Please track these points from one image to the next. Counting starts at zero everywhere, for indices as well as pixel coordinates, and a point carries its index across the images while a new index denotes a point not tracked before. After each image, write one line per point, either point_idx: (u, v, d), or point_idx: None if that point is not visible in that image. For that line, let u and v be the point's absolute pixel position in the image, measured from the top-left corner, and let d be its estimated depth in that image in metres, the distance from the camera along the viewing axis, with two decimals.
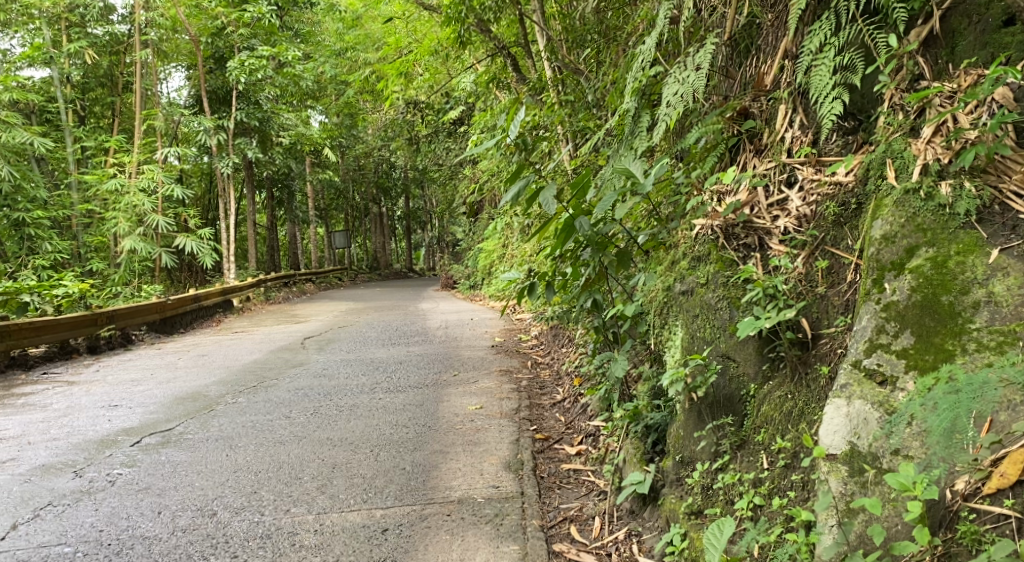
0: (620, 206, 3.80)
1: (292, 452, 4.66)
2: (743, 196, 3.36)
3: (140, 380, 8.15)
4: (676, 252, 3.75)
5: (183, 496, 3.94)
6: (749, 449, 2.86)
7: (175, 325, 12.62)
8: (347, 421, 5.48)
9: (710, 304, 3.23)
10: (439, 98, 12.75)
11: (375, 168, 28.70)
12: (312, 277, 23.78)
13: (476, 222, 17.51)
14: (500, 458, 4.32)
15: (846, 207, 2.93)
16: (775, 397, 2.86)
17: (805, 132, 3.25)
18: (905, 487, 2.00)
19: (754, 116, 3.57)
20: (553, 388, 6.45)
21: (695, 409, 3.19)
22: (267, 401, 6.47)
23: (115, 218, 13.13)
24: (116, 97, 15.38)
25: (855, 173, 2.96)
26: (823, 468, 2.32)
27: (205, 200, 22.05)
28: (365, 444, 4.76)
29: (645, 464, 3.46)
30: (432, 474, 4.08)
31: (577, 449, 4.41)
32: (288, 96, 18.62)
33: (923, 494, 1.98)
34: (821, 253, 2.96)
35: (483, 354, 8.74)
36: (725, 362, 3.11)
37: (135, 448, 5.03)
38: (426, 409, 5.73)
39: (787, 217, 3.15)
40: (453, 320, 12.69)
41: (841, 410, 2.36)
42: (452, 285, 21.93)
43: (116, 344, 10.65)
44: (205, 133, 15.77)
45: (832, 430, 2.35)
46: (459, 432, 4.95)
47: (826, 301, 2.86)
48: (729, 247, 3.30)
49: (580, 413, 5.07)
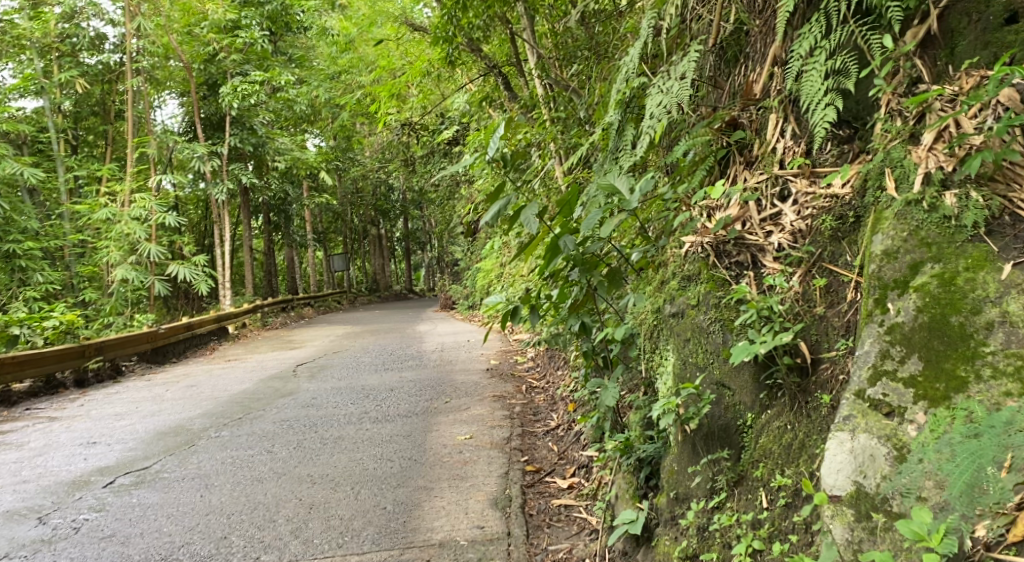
0: (606, 224, 3.61)
1: (269, 490, 4.43)
2: (734, 210, 3.16)
3: (124, 414, 7.92)
4: (664, 271, 3.54)
5: (148, 544, 3.72)
6: (746, 486, 2.63)
7: (167, 355, 12.40)
8: (330, 454, 5.25)
9: (701, 327, 3.02)
10: (433, 119, 12.63)
11: (372, 191, 28.64)
12: (310, 301, 23.59)
13: (474, 242, 17.33)
14: (487, 494, 4.08)
15: (844, 222, 2.74)
16: (774, 428, 2.64)
17: (797, 142, 3.06)
18: (919, 536, 1.81)
19: (743, 126, 3.38)
20: (546, 414, 6.21)
21: (688, 441, 2.96)
22: (251, 435, 6.23)
23: (108, 247, 12.95)
24: (108, 125, 15.25)
25: (852, 184, 2.77)
26: (827, 511, 2.09)
27: (200, 227, 21.91)
28: (346, 480, 4.52)
29: (638, 501, 3.23)
30: (414, 514, 3.85)
31: (569, 482, 4.17)
32: (283, 120, 18.56)
33: (940, 546, 1.79)
34: (818, 270, 2.77)
35: (478, 378, 8.50)
36: (720, 390, 2.89)
37: (107, 490, 4.80)
38: (413, 440, 5.50)
39: (781, 233, 2.95)
40: (450, 342, 12.47)
41: (844, 446, 2.13)
42: (451, 306, 21.72)
43: (106, 376, 10.41)
44: (199, 160, 15.65)
45: (834, 467, 2.13)
46: (446, 465, 4.71)
47: (825, 321, 2.66)
48: (720, 266, 3.11)
49: (573, 442, 4.83)
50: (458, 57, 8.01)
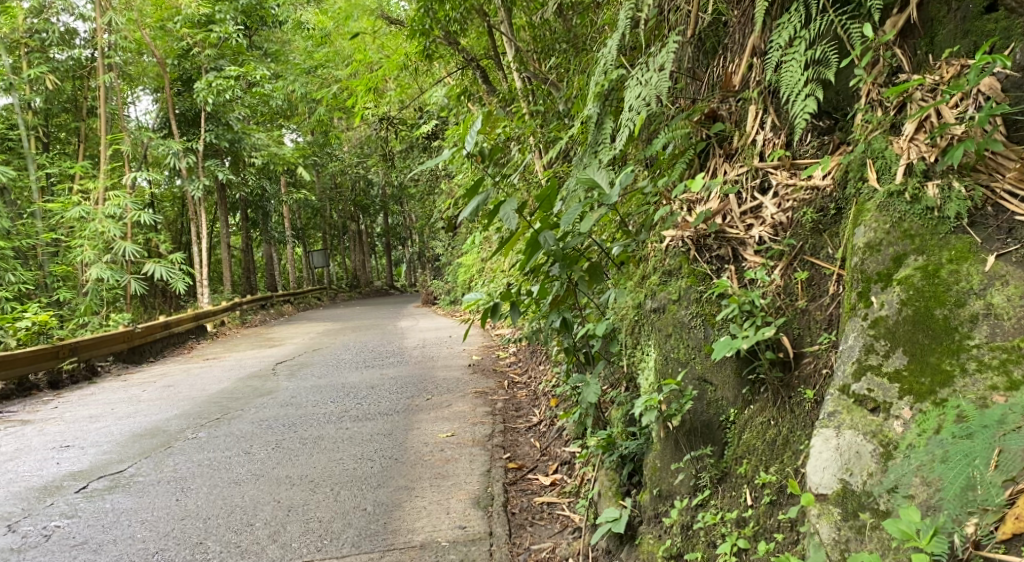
0: (586, 219, 3.56)
1: (246, 494, 4.34)
2: (714, 204, 3.13)
3: (98, 416, 7.76)
4: (645, 266, 3.49)
5: (121, 552, 3.62)
6: (730, 483, 2.60)
7: (144, 355, 12.20)
8: (309, 455, 5.17)
9: (682, 323, 2.98)
10: (411, 114, 12.50)
11: (352, 186, 28.41)
12: (290, 298, 23.35)
13: (455, 237, 17.23)
14: (468, 493, 4.03)
15: (825, 214, 2.72)
16: (758, 424, 2.61)
17: (777, 134, 3.02)
18: (907, 536, 1.79)
19: (723, 119, 3.34)
20: (529, 410, 6.17)
21: (671, 437, 2.91)
22: (229, 436, 6.12)
23: (81, 246, 12.70)
24: (80, 122, 14.94)
25: (833, 176, 2.74)
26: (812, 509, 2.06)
27: (177, 224, 21.59)
28: (326, 481, 4.45)
29: (621, 498, 3.19)
30: (395, 516, 3.79)
31: (551, 479, 4.12)
32: (259, 115, 18.30)
33: (929, 546, 1.77)
34: (800, 263, 2.74)
35: (459, 374, 8.44)
36: (702, 386, 2.85)
37: (79, 496, 4.68)
38: (394, 439, 5.43)
39: (762, 226, 2.92)
40: (431, 338, 12.39)
41: (830, 443, 2.09)
42: (432, 301, 21.62)
43: (80, 378, 10.22)
44: (174, 156, 15.38)
45: (820, 465, 2.09)
46: (427, 465, 4.65)
47: (807, 315, 2.64)
48: (701, 260, 3.06)
49: (555, 438, 4.79)
50: (435, 51, 7.91)
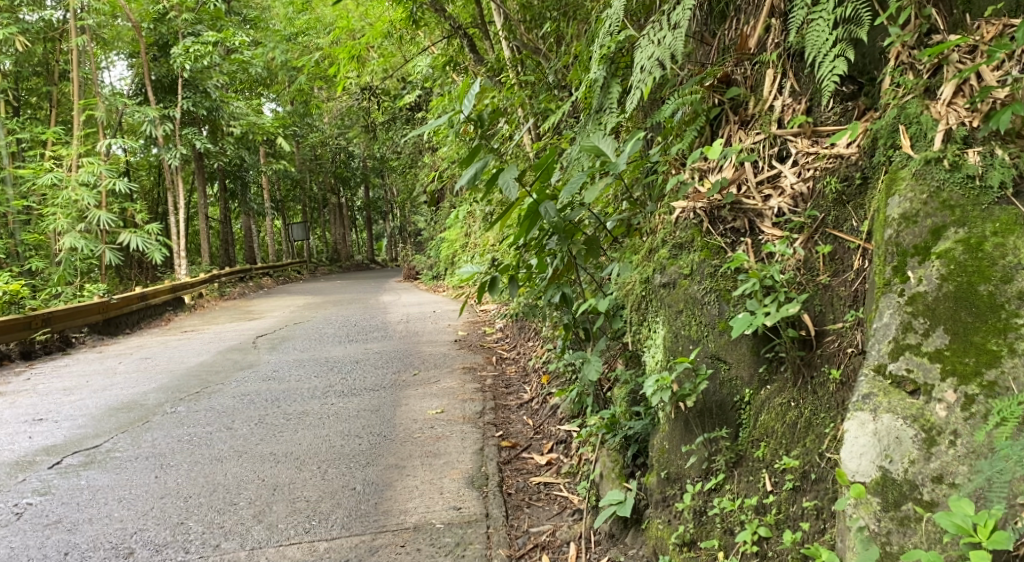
0: (590, 189, 3.40)
1: (229, 471, 4.17)
2: (729, 173, 2.97)
3: (72, 389, 7.52)
4: (652, 239, 3.33)
5: (98, 532, 3.44)
6: (746, 467, 2.48)
7: (120, 326, 11.90)
8: (294, 431, 4.99)
9: (695, 299, 2.81)
10: (395, 84, 12.20)
11: (332, 158, 27.96)
12: (269, 271, 22.98)
13: (438, 212, 16.99)
14: (462, 472, 3.89)
15: (849, 184, 2.57)
16: (776, 405, 2.48)
17: (798, 100, 2.86)
18: (965, 532, 1.67)
19: (737, 84, 3.17)
20: (519, 386, 6.03)
21: (681, 418, 2.77)
22: (209, 411, 5.92)
23: (54, 214, 12.33)
24: (52, 86, 14.42)
25: (859, 144, 2.58)
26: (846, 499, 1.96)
27: (153, 194, 21.09)
28: (312, 459, 4.28)
29: (625, 481, 3.06)
30: (386, 496, 3.64)
31: (547, 459, 3.99)
32: (238, 83, 17.86)
33: (989, 542, 1.65)
34: (822, 237, 2.60)
35: (445, 350, 8.28)
36: (715, 364, 2.70)
37: (52, 472, 4.48)
38: (381, 415, 5.28)
39: (781, 197, 2.77)
40: (415, 312, 12.20)
41: (867, 428, 1.98)
42: (415, 276, 21.38)
43: (54, 349, 9.94)
44: (151, 124, 14.92)
45: (856, 451, 1.98)
46: (417, 442, 4.50)
47: (830, 291, 2.50)
48: (714, 233, 2.91)
49: (549, 416, 4.66)
50: (421, 18, 7.64)
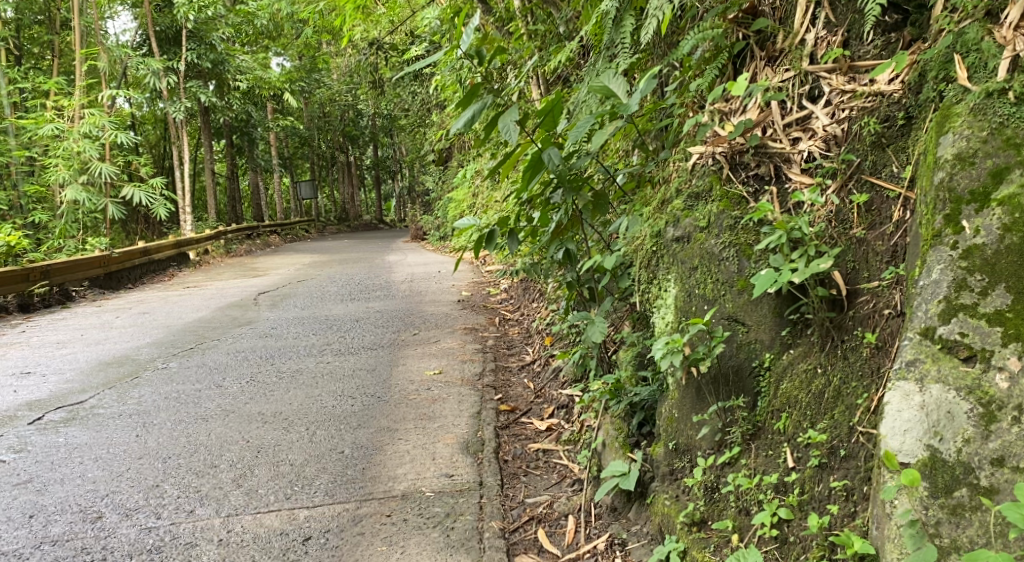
0: (598, 134, 3.11)
1: (213, 431, 3.97)
2: (752, 115, 2.68)
3: (65, 342, 7.33)
4: (666, 189, 3.03)
5: (68, 494, 3.25)
6: (765, 440, 2.22)
7: (122, 280, 11.72)
8: (285, 390, 4.78)
9: (712, 254, 2.53)
10: (403, 37, 11.75)
11: (340, 114, 27.51)
12: (275, 229, 22.71)
13: (446, 171, 16.62)
14: (457, 436, 3.67)
15: (890, 125, 2.28)
16: (800, 372, 2.23)
17: (833, 31, 2.56)
18: None
19: (765, 16, 2.86)
20: (521, 348, 5.81)
21: (693, 384, 2.51)
22: (200, 367, 5.73)
23: (56, 165, 12.04)
24: (53, 34, 13.91)
25: (903, 79, 2.29)
26: (888, 481, 1.76)
27: (159, 148, 20.75)
28: (301, 420, 4.07)
29: (629, 451, 2.81)
30: (374, 461, 3.42)
31: (547, 424, 3.76)
32: (243, 35, 17.43)
33: None
34: (857, 184, 2.32)
35: (448, 310, 8.05)
36: (733, 326, 2.43)
37: (31, 428, 4.28)
38: (377, 375, 5.07)
39: (811, 140, 2.49)
40: (420, 272, 11.96)
41: (913, 401, 1.76)
42: (422, 236, 21.13)
43: (53, 302, 9.76)
44: (155, 76, 14.51)
45: (900, 428, 1.76)
46: (412, 404, 4.28)
47: (865, 246, 2.23)
48: (735, 180, 2.63)
49: (551, 379, 4.42)
50: None
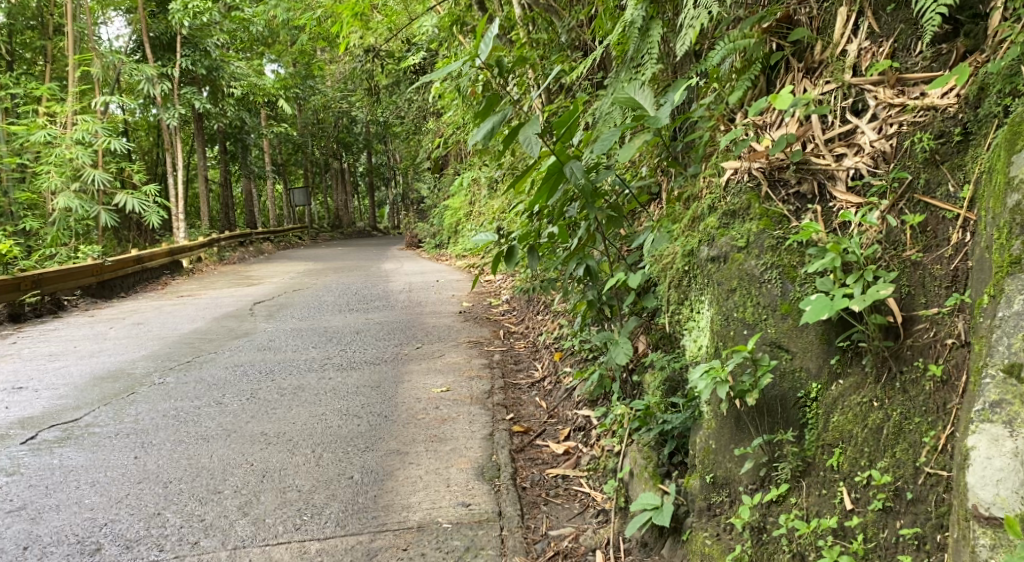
0: (625, 147, 2.96)
1: (215, 453, 3.79)
2: (792, 130, 2.55)
3: (58, 355, 7.14)
4: (696, 206, 2.90)
5: (64, 523, 3.08)
6: (817, 478, 2.10)
7: (115, 289, 11.52)
8: (287, 409, 4.61)
9: (752, 275, 2.39)
10: (400, 45, 11.60)
11: (335, 122, 27.34)
12: (269, 236, 22.48)
13: (442, 179, 16.48)
14: (471, 461, 3.52)
15: (946, 141, 2.15)
16: (853, 404, 2.09)
17: (878, 42, 2.43)
18: None
19: (801, 25, 2.73)
20: (529, 364, 5.65)
21: (732, 414, 2.38)
22: (198, 383, 5.55)
23: (48, 172, 11.84)
24: (46, 40, 13.73)
25: (959, 93, 2.16)
26: (979, 534, 1.63)
27: (152, 155, 20.53)
28: (307, 441, 3.91)
29: (660, 483, 2.67)
30: (386, 487, 3.26)
31: (565, 448, 3.61)
32: (237, 42, 17.27)
33: None
34: (909, 204, 2.18)
35: (450, 322, 7.89)
36: (776, 353, 2.29)
37: (24, 448, 4.11)
38: (382, 392, 4.90)
39: (857, 156, 2.35)
40: (418, 281, 11.80)
41: (1004, 447, 1.63)
42: (417, 244, 20.96)
43: (44, 312, 9.57)
44: (149, 83, 14.32)
45: (991, 477, 1.63)
46: (421, 424, 4.12)
47: (920, 270, 2.09)
48: (775, 198, 2.50)
49: (565, 398, 4.28)
50: None
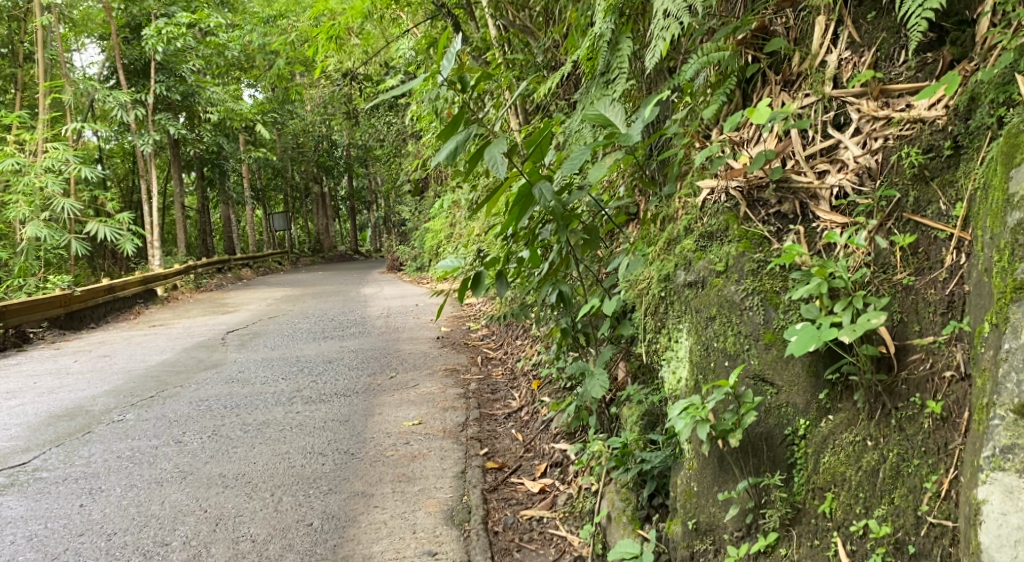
0: (596, 167, 2.80)
1: (167, 499, 3.55)
2: (770, 146, 2.40)
3: (17, 391, 6.83)
4: (671, 228, 2.72)
5: None
6: (808, 526, 1.95)
7: (85, 320, 11.17)
8: (249, 447, 4.36)
9: (731, 301, 2.22)
10: (377, 68, 11.43)
11: (314, 146, 27.09)
12: (248, 262, 22.14)
13: (422, 201, 16.25)
14: (440, 502, 3.31)
15: (935, 155, 2.00)
16: (844, 444, 1.93)
17: (859, 52, 2.29)
18: None
19: (777, 36, 2.59)
20: (507, 392, 5.43)
21: (715, 454, 2.19)
22: (160, 420, 5.28)
23: (15, 202, 11.45)
24: (16, 67, 13.44)
25: (947, 104, 2.01)
26: None
27: (127, 182, 20.19)
28: (266, 484, 3.67)
29: (639, 529, 2.50)
30: (347, 536, 3.04)
31: (540, 486, 3.39)
32: (214, 68, 17.02)
33: None
34: (899, 223, 2.03)
35: (427, 349, 7.65)
36: (760, 388, 2.11)
37: None
38: (350, 427, 4.67)
39: (841, 173, 2.19)
40: (397, 306, 11.54)
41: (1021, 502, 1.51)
42: (398, 267, 20.70)
43: (8, 345, 9.22)
44: (122, 109, 14.03)
45: (1009, 536, 1.52)
46: (389, 462, 3.89)
47: (913, 295, 1.93)
48: (755, 219, 2.33)
49: (542, 430, 4.07)
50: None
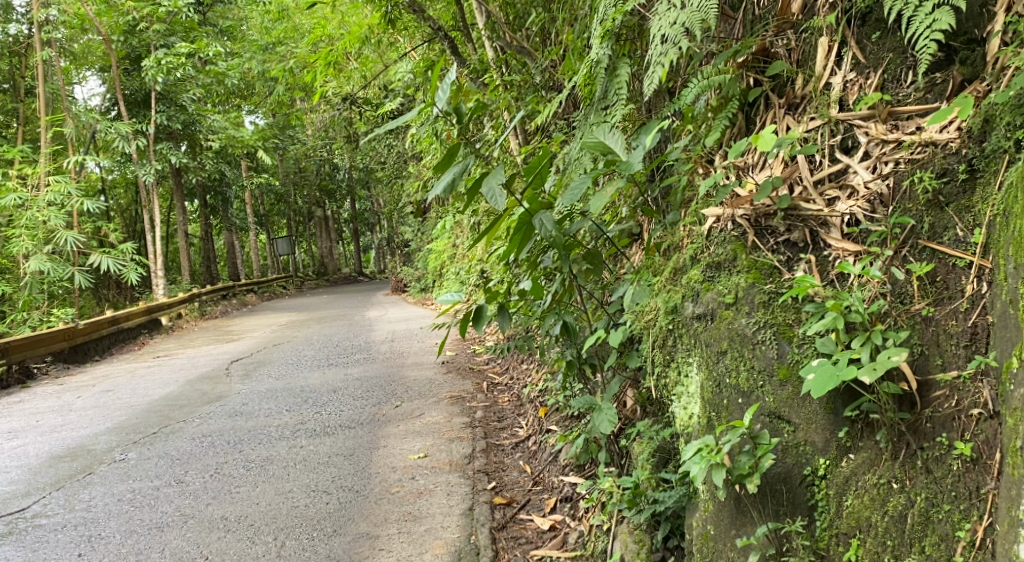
0: (597, 196, 2.72)
1: (168, 546, 3.46)
2: (778, 172, 2.32)
3: (19, 431, 6.74)
4: (677, 257, 2.63)
5: None
6: None
7: (88, 353, 11.09)
8: (252, 486, 4.26)
9: (742, 334, 2.13)
10: (376, 91, 11.37)
11: (316, 170, 27.08)
12: (252, 288, 22.05)
13: (426, 222, 16.19)
14: (446, 544, 3.23)
15: (950, 179, 1.92)
16: (868, 486, 1.85)
17: (864, 73, 2.22)
18: None
19: (777, 57, 2.52)
20: (513, 420, 5.33)
21: (731, 497, 2.10)
22: (162, 458, 5.19)
23: (18, 236, 11.31)
24: (17, 102, 13.43)
25: (959, 127, 1.94)
26: None
27: (130, 212, 20.16)
28: (270, 526, 3.58)
29: None
30: None
31: (550, 522, 3.31)
32: (214, 96, 17.00)
33: None
34: (916, 252, 1.95)
35: (432, 375, 7.54)
36: (776, 426, 2.02)
37: None
38: (355, 461, 4.57)
39: (851, 200, 2.11)
40: (401, 330, 11.44)
41: None
42: (402, 289, 20.60)
43: (11, 381, 9.13)
44: (124, 140, 13.99)
45: None
46: (395, 500, 3.80)
47: (934, 328, 1.85)
48: (763, 248, 2.25)
49: (550, 462, 3.97)
50: (397, 17, 6.56)
